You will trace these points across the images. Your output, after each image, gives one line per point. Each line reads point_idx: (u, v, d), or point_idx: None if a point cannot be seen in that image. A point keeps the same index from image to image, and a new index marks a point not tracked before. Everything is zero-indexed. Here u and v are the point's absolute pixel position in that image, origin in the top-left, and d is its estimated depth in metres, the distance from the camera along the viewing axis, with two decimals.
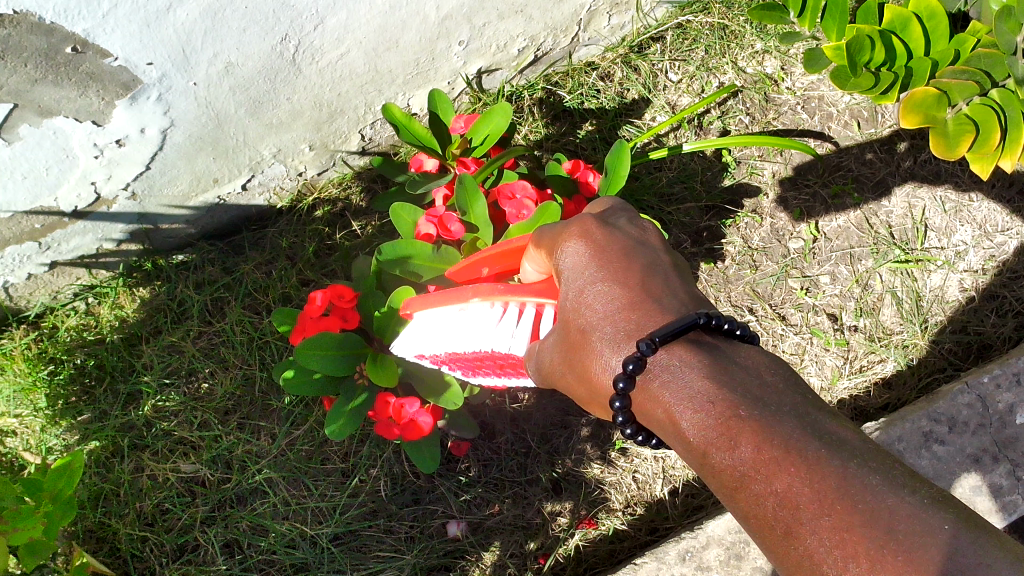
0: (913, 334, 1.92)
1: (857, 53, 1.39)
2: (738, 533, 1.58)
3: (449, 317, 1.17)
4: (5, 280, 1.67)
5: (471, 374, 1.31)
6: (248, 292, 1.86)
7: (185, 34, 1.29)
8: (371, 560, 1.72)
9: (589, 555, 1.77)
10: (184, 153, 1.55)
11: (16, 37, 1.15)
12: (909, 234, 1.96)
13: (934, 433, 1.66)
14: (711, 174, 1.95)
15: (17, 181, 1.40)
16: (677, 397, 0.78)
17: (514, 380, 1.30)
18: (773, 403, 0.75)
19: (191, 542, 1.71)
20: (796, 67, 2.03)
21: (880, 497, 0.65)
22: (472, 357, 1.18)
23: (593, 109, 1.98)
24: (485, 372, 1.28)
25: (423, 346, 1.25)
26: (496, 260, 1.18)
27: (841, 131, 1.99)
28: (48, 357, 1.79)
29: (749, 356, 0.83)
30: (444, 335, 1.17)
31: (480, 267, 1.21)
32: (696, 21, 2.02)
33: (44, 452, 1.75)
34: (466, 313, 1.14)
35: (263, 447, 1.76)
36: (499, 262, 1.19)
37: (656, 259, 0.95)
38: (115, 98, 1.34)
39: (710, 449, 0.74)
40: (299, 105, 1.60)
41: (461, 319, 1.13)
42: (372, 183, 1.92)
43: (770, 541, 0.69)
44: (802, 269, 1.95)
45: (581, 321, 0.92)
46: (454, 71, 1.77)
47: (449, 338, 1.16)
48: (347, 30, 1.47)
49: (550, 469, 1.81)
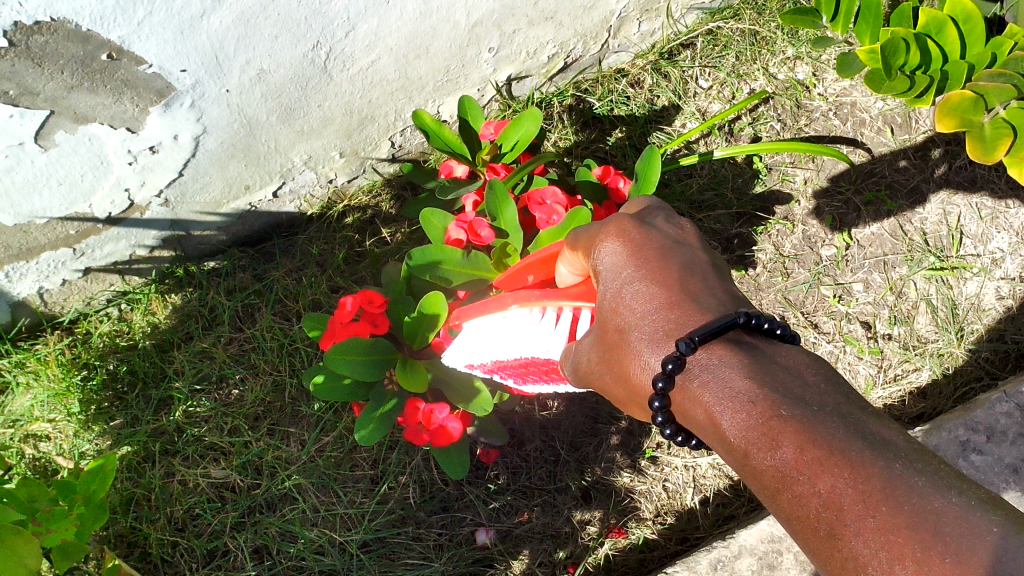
0: (949, 342, 1.89)
1: (891, 56, 1.38)
2: (770, 542, 1.56)
3: (494, 325, 1.17)
4: (40, 286, 1.69)
5: (523, 382, 1.32)
6: (278, 299, 1.87)
7: (218, 41, 1.30)
8: (399, 567, 1.72)
9: (619, 564, 1.76)
10: (216, 160, 1.57)
11: (53, 44, 1.16)
12: (944, 241, 1.94)
13: (972, 442, 1.63)
14: (742, 181, 1.94)
15: (53, 187, 1.42)
16: (717, 396, 0.77)
17: (563, 385, 1.30)
18: (815, 403, 0.73)
19: (221, 548, 1.72)
20: (828, 73, 2.00)
21: (926, 499, 0.64)
22: (518, 364, 1.20)
23: (623, 116, 1.97)
24: (536, 380, 1.29)
25: (472, 355, 1.26)
26: (540, 267, 1.18)
27: (874, 138, 1.97)
28: (81, 362, 1.80)
29: (789, 357, 0.81)
30: (490, 344, 1.18)
31: (525, 276, 1.21)
32: (727, 27, 2.00)
33: (77, 457, 1.76)
34: (509, 321, 1.14)
35: (292, 454, 1.76)
36: (544, 269, 1.19)
37: (693, 260, 0.94)
38: (150, 105, 1.35)
39: (751, 449, 0.72)
40: (330, 112, 1.61)
41: (505, 328, 1.13)
42: (401, 190, 1.92)
43: (811, 543, 0.67)
44: (834, 277, 1.93)
45: (619, 322, 0.91)
46: (484, 78, 1.77)
47: (496, 345, 1.17)
48: (378, 37, 1.47)
49: (580, 478, 1.80)
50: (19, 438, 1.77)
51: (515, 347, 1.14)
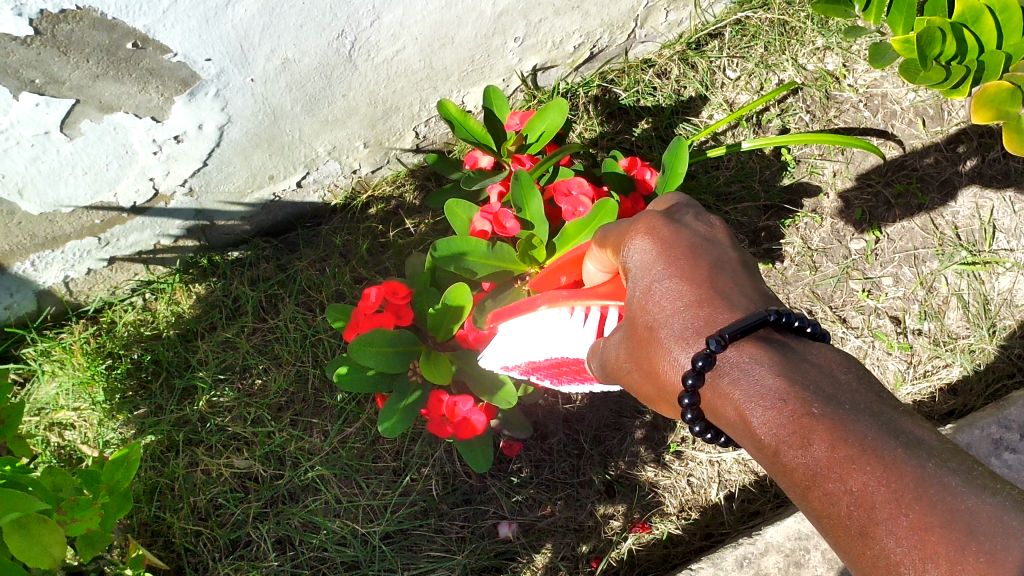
0: (981, 338, 1.86)
1: (927, 45, 1.34)
2: (797, 539, 1.54)
3: (526, 326, 1.16)
4: (65, 275, 1.70)
5: (559, 381, 1.32)
6: (302, 290, 1.87)
7: (243, 30, 1.29)
8: (421, 560, 1.71)
9: (643, 559, 1.75)
10: (240, 150, 1.56)
11: (78, 32, 1.16)
12: (977, 235, 1.91)
13: (1005, 440, 1.60)
14: (770, 173, 1.91)
15: (78, 176, 1.42)
16: (748, 394, 0.75)
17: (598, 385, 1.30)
18: (847, 402, 0.71)
19: (243, 538, 1.72)
20: (859, 64, 1.97)
21: (960, 498, 0.62)
22: (551, 365, 1.21)
23: (649, 107, 1.95)
24: (571, 380, 1.29)
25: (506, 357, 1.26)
26: (573, 268, 1.17)
27: (905, 130, 1.93)
28: (106, 352, 1.80)
29: (821, 355, 0.79)
30: (521, 344, 1.18)
31: (559, 277, 1.19)
32: (756, 17, 1.98)
33: (101, 446, 1.77)
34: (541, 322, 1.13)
35: (315, 444, 1.76)
36: (577, 270, 1.18)
37: (723, 257, 0.92)
38: (174, 94, 1.35)
39: (782, 447, 0.71)
40: (354, 102, 1.60)
41: (537, 329, 1.13)
42: (425, 180, 1.91)
43: (843, 541, 0.66)
44: (863, 271, 1.91)
45: (648, 318, 0.89)
46: (510, 68, 1.75)
47: (528, 347, 1.17)
48: (403, 26, 1.46)
49: (603, 472, 1.79)
50: (44, 427, 1.78)
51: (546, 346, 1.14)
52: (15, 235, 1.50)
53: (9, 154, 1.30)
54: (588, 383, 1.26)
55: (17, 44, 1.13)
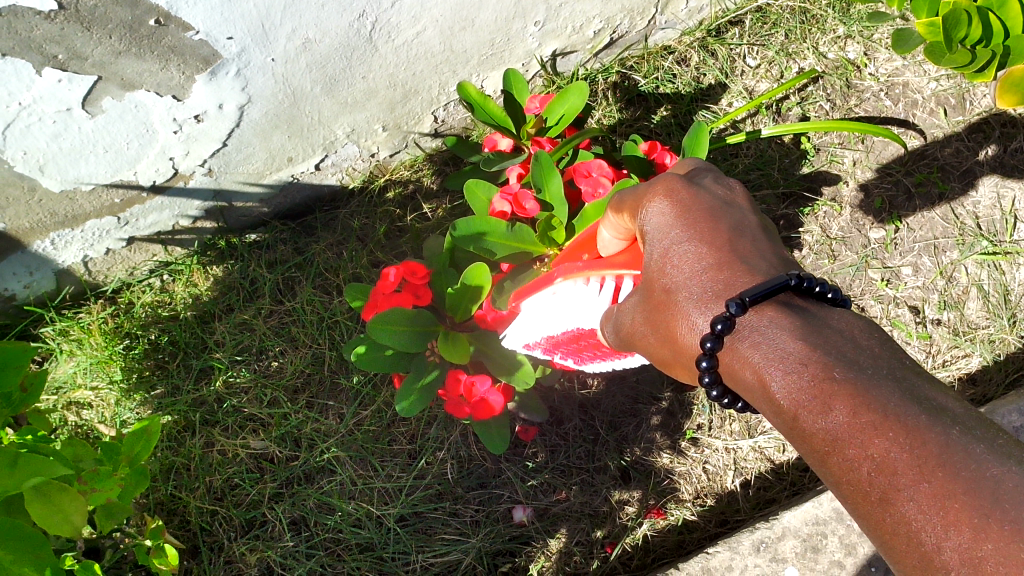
0: (1000, 328, 1.85)
1: (952, 28, 1.32)
2: (815, 524, 1.53)
3: (546, 301, 1.17)
4: (85, 255, 1.71)
5: (580, 360, 1.34)
6: (319, 272, 1.87)
7: (265, 9, 1.29)
8: (436, 543, 1.72)
9: (657, 545, 1.75)
10: (260, 130, 1.56)
11: (102, 8, 1.16)
12: (998, 225, 1.89)
13: None
14: (790, 161, 1.91)
15: (99, 154, 1.43)
16: (767, 357, 0.75)
17: (616, 363, 1.32)
18: (869, 366, 0.70)
19: (259, 517, 1.72)
20: (880, 53, 1.95)
21: (984, 465, 0.61)
22: (570, 338, 1.23)
23: (668, 94, 1.95)
24: (593, 358, 1.30)
25: (526, 333, 1.27)
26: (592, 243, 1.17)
27: (926, 119, 1.91)
28: (124, 332, 1.81)
29: (842, 320, 0.78)
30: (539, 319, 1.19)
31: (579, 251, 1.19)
32: (777, 5, 1.97)
33: (118, 425, 1.77)
34: (558, 297, 1.13)
35: (331, 427, 1.76)
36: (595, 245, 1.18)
37: (743, 222, 0.91)
38: (196, 72, 1.35)
39: (801, 412, 0.70)
40: (374, 84, 1.60)
41: (556, 302, 1.13)
42: (443, 165, 1.91)
43: (863, 507, 0.65)
44: (882, 260, 1.90)
45: (666, 282, 0.88)
46: (529, 53, 1.75)
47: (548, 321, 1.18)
48: (424, 8, 1.46)
49: (619, 457, 1.79)
50: (62, 405, 1.79)
51: (565, 318, 1.16)
52: (35, 212, 1.50)
53: (32, 130, 1.31)
54: (607, 358, 1.27)
55: (40, 18, 1.13)
